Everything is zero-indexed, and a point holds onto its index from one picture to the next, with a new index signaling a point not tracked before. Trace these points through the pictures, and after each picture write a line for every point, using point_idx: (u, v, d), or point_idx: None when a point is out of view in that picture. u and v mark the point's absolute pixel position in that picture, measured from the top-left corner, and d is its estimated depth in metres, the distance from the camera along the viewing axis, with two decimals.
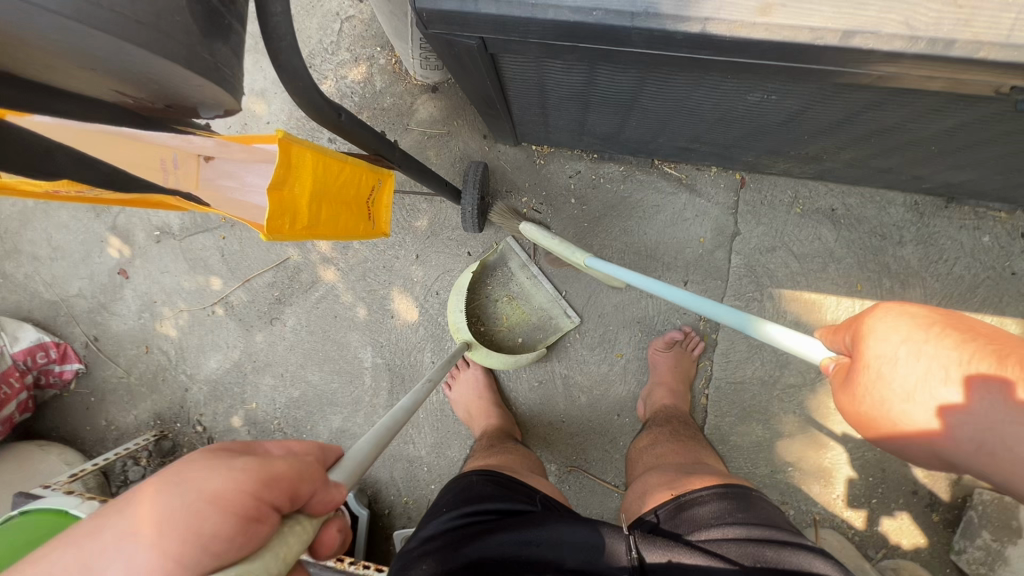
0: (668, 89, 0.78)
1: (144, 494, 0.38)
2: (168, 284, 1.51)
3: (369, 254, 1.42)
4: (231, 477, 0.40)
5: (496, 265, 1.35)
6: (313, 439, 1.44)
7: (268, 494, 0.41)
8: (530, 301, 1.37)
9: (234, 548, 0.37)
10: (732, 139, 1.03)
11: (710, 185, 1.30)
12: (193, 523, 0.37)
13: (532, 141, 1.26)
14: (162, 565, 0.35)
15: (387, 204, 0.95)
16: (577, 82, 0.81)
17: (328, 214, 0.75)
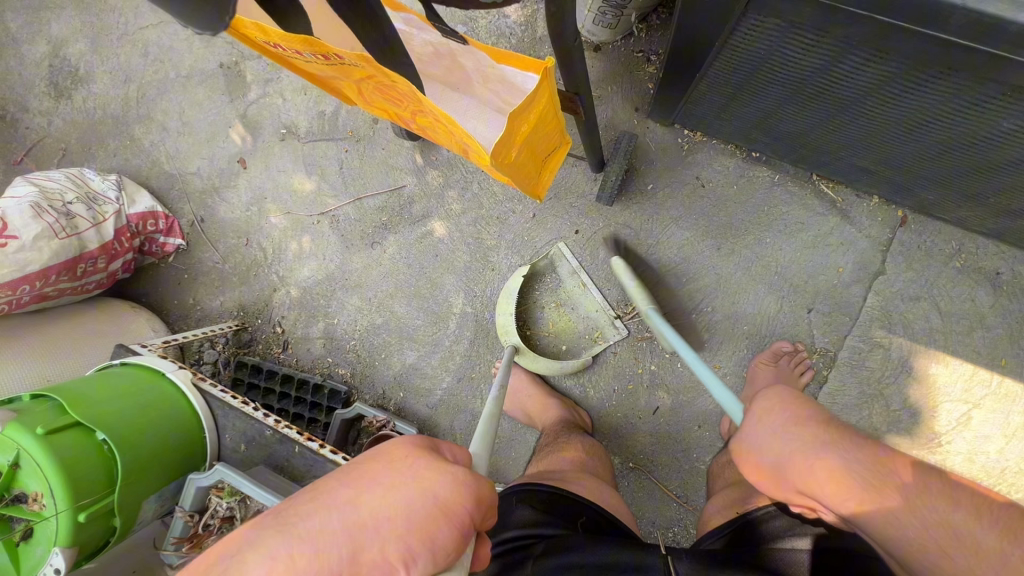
0: (914, 93, 0.70)
1: (391, 483, 0.44)
2: (281, 183, 1.52)
3: (485, 202, 1.39)
4: (453, 488, 0.45)
5: (546, 272, 1.35)
6: (384, 368, 1.44)
7: (478, 513, 0.46)
8: (579, 310, 1.33)
9: (447, 558, 0.43)
10: (932, 169, 0.93)
11: (866, 214, 1.20)
12: (430, 530, 0.42)
13: (691, 124, 1.19)
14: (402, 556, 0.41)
15: (552, 170, 0.89)
16: (808, 66, 0.74)
17: (520, 163, 0.71)
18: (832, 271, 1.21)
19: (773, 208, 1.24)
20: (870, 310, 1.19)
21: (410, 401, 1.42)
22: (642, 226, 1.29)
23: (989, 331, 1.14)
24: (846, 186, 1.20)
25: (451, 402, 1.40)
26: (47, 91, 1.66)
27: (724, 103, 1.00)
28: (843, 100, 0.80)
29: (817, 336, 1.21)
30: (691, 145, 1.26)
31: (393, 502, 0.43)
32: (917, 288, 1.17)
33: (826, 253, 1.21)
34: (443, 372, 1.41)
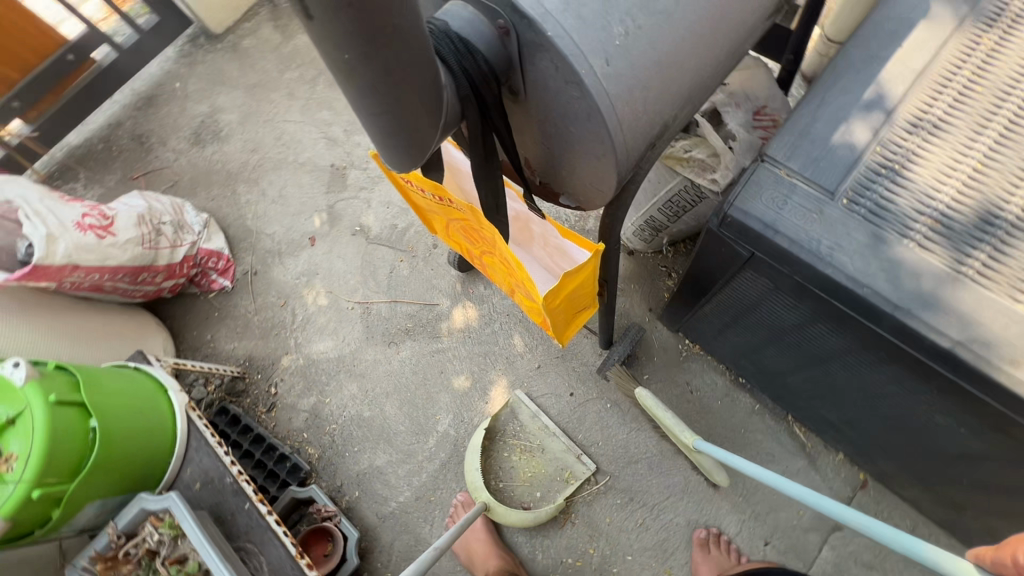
0: (867, 369, 0.87)
1: None
2: (335, 267, 1.73)
3: (501, 341, 1.54)
4: None
5: (507, 420, 1.44)
6: (351, 461, 1.47)
7: None
8: (545, 453, 1.40)
9: None
10: (886, 440, 1.06)
11: (831, 467, 1.30)
12: None
13: (692, 335, 1.38)
14: None
15: (577, 325, 1.01)
16: (787, 320, 0.93)
17: (555, 309, 0.83)
18: (793, 511, 1.26)
19: (748, 432, 1.35)
20: (823, 564, 1.22)
21: (364, 503, 1.42)
22: (629, 409, 1.40)
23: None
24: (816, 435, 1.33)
25: (402, 518, 1.39)
26: (188, 137, 2.01)
27: (721, 327, 1.19)
28: (814, 356, 0.98)
29: None
30: (689, 354, 1.44)
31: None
32: (870, 555, 1.21)
33: (790, 491, 1.28)
34: (406, 485, 1.43)
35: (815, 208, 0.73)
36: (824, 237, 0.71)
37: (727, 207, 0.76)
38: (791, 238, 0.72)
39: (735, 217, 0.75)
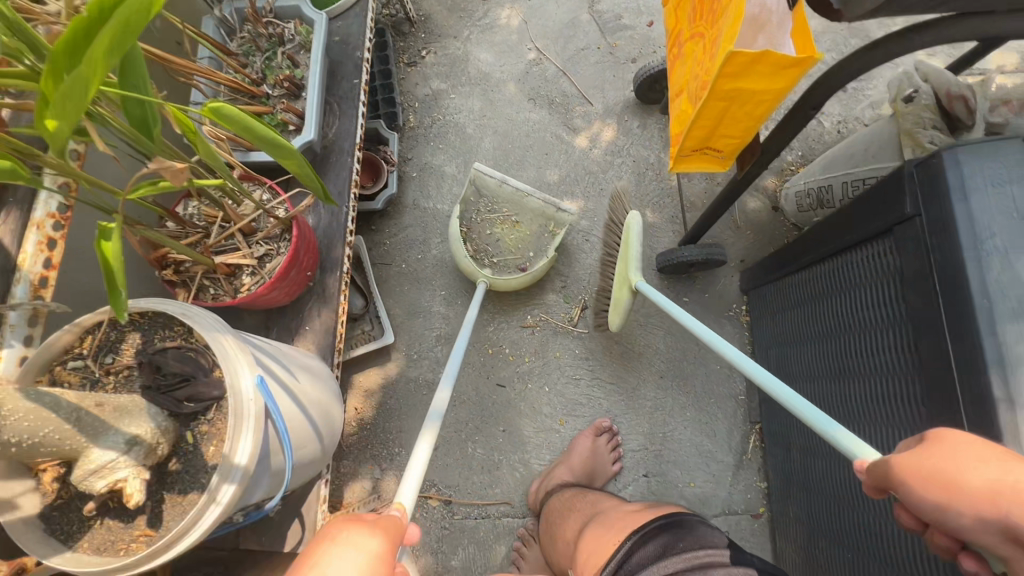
0: (881, 401, 0.83)
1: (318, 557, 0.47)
2: (545, 8, 1.69)
3: (609, 174, 1.52)
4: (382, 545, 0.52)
5: (478, 198, 1.47)
6: (431, 151, 1.57)
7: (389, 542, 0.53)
8: (522, 216, 1.47)
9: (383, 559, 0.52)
10: (822, 488, 1.04)
11: (744, 483, 1.30)
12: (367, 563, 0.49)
13: (755, 303, 1.33)
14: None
15: (692, 167, 0.98)
16: (862, 317, 0.88)
17: (712, 108, 0.79)
18: (686, 477, 1.30)
19: (714, 405, 1.35)
20: None
21: (412, 185, 1.55)
22: (649, 307, 1.41)
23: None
24: (762, 455, 1.31)
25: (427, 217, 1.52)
26: None
27: (792, 302, 1.14)
28: (846, 369, 0.94)
29: (626, 491, 1.30)
30: (735, 315, 1.39)
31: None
32: None
33: (699, 465, 1.31)
34: (448, 201, 1.53)
35: (1020, 209, 0.64)
36: (999, 236, 0.64)
37: (944, 149, 0.68)
38: (969, 213, 0.65)
39: (941, 160, 0.68)
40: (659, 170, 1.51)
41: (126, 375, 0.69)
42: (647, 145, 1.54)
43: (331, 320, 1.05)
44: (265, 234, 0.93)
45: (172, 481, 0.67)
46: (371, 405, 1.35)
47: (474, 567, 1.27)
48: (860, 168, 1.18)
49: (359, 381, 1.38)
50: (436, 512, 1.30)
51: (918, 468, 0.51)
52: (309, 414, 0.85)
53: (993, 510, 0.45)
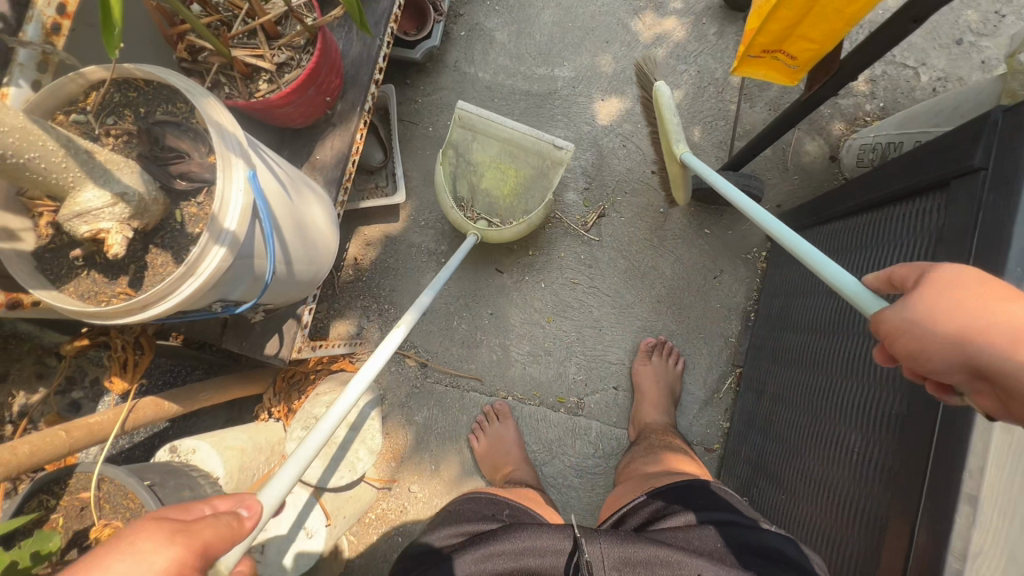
0: (873, 360, 0.81)
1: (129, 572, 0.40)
2: None
3: (667, 80, 1.40)
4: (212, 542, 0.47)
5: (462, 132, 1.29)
6: (485, 11, 1.45)
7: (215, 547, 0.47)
8: (517, 162, 1.31)
9: None
10: (781, 435, 1.05)
11: (707, 419, 1.31)
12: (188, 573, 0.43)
13: (777, 251, 1.26)
14: None
15: (756, 74, 0.92)
16: None
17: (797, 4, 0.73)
18: None
19: (702, 340, 1.34)
20: (622, 437, 1.31)
21: (457, 45, 1.44)
22: (667, 230, 1.35)
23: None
24: (733, 399, 1.31)
25: (464, 82, 1.43)
26: None
27: (815, 253, 1.08)
28: (850, 325, 0.90)
29: (593, 397, 1.33)
30: (752, 260, 1.33)
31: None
32: None
33: None
34: (490, 71, 1.43)
35: None
36: None
37: None
38: None
39: None
40: (722, 88, 1.38)
41: (125, 139, 0.69)
42: (718, 58, 1.39)
43: (343, 154, 1.03)
44: (287, 41, 0.89)
45: (157, 249, 0.69)
46: (369, 258, 1.36)
47: (434, 427, 1.34)
48: (939, 128, 1.03)
49: (362, 231, 1.37)
50: (410, 371, 1.36)
51: (957, 310, 0.52)
52: (303, 231, 0.86)
53: (974, 348, 0.50)
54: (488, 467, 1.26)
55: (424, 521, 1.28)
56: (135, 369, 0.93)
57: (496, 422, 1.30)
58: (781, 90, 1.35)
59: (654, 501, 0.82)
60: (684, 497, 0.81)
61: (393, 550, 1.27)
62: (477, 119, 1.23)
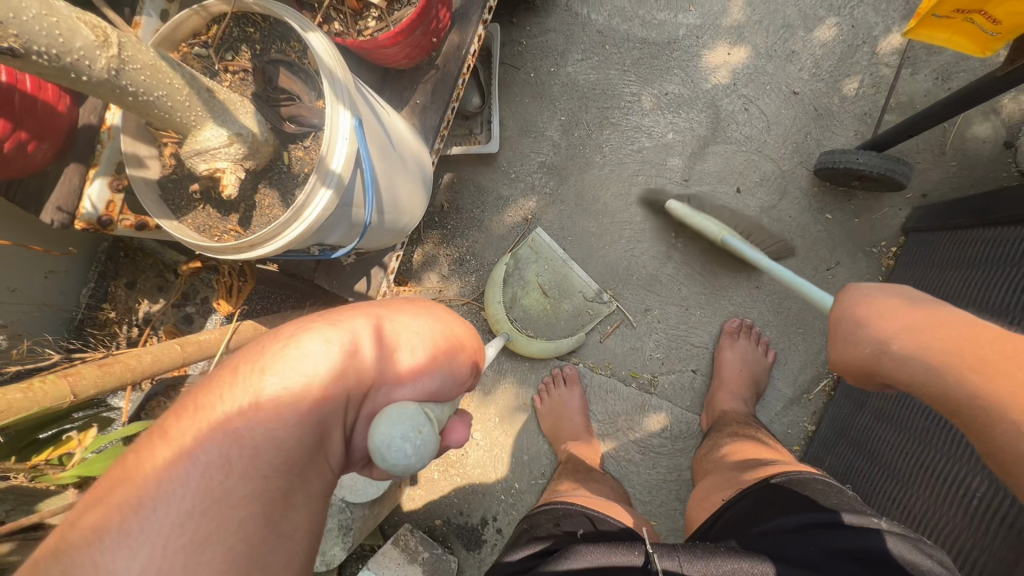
0: None
1: (395, 318, 0.50)
2: None
3: (811, 34, 1.21)
4: (458, 333, 0.55)
5: (523, 261, 1.29)
6: None
7: (460, 341, 0.54)
8: (565, 280, 1.28)
9: (440, 363, 0.50)
10: (882, 454, 0.95)
11: (791, 418, 1.22)
12: (433, 334, 0.51)
13: (913, 250, 1.10)
14: (412, 347, 0.48)
15: (940, 41, 0.79)
16: None
17: None
18: None
19: (801, 334, 1.22)
20: (692, 421, 1.26)
21: None
22: (779, 211, 1.22)
23: (678, 519, 1.22)
24: (825, 402, 1.20)
25: (577, 23, 1.31)
26: None
27: (961, 258, 0.95)
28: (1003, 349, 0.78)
29: (668, 376, 1.27)
30: (878, 255, 1.17)
31: (336, 373, 0.43)
32: None
33: None
34: (605, 12, 1.30)
35: None
36: None
37: None
38: None
39: None
40: (877, 49, 1.18)
41: (241, 77, 0.69)
42: (879, 11, 1.18)
43: (443, 99, 1.00)
44: None
45: (265, 189, 0.70)
46: (455, 205, 1.34)
47: (502, 380, 1.35)
48: None
49: (451, 177, 1.34)
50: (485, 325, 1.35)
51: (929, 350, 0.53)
52: (404, 189, 0.88)
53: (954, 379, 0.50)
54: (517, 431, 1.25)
55: (482, 468, 1.32)
56: (239, 294, 1.03)
57: (561, 387, 1.29)
58: (956, 56, 1.13)
59: (739, 505, 0.77)
60: (770, 498, 0.74)
61: (451, 488, 1.33)
62: (548, 246, 1.28)
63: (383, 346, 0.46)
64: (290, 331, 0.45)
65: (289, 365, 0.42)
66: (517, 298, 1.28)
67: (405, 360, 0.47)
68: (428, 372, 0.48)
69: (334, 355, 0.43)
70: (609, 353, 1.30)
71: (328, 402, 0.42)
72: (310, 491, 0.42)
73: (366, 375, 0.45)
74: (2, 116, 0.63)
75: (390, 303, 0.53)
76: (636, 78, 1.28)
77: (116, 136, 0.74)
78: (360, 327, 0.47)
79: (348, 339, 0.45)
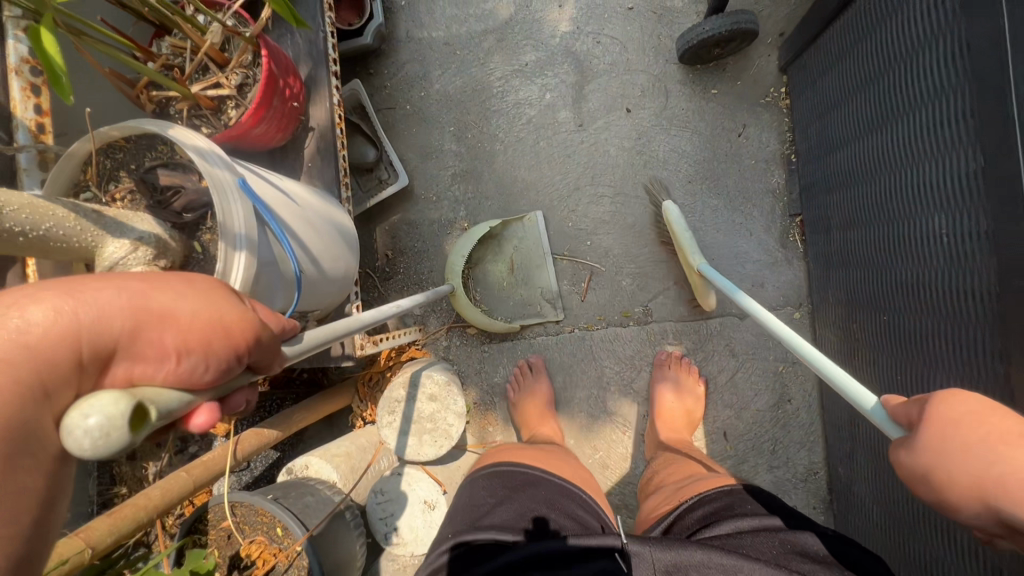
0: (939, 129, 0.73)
1: (161, 289, 0.44)
2: None
3: None
4: (246, 317, 0.47)
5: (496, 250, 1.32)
6: None
7: (246, 326, 0.47)
8: (534, 259, 1.30)
9: (198, 344, 0.43)
10: (858, 258, 0.97)
11: (780, 277, 1.23)
12: (207, 312, 0.45)
13: (798, 79, 1.16)
14: (173, 323, 0.42)
15: None
16: (926, 32, 0.74)
17: None
18: (719, 281, 1.25)
19: (752, 201, 1.25)
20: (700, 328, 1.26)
21: (402, 15, 1.41)
22: (673, 109, 1.27)
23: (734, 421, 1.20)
24: (804, 249, 1.22)
25: (424, 47, 1.40)
26: None
27: (834, 57, 1.00)
28: (894, 106, 0.83)
29: (657, 300, 1.28)
30: (773, 102, 1.23)
31: (62, 337, 0.39)
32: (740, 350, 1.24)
33: (732, 269, 1.25)
34: (443, 26, 1.40)
35: None
36: None
37: None
38: None
39: None
40: None
41: (131, 198, 0.74)
42: None
43: (331, 152, 1.05)
44: (237, 63, 0.90)
45: None
46: (397, 248, 1.38)
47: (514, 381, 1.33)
48: None
49: (381, 227, 1.39)
50: (474, 340, 1.35)
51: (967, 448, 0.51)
52: (314, 229, 0.88)
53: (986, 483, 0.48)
54: (528, 408, 1.24)
55: None
56: None
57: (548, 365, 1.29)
58: None
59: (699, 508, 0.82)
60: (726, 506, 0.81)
61: None
62: (527, 225, 1.31)
63: (128, 322, 0.41)
64: (19, 294, 0.39)
65: (3, 329, 0.37)
66: (488, 294, 1.32)
67: (159, 339, 0.42)
68: (178, 353, 0.42)
69: (58, 318, 0.39)
70: (595, 306, 1.30)
71: (48, 370, 0.38)
72: (44, 455, 0.39)
73: (99, 345, 0.40)
74: None
75: (171, 273, 0.47)
76: (495, 65, 1.37)
77: None
78: (105, 294, 0.41)
79: (84, 302, 0.40)
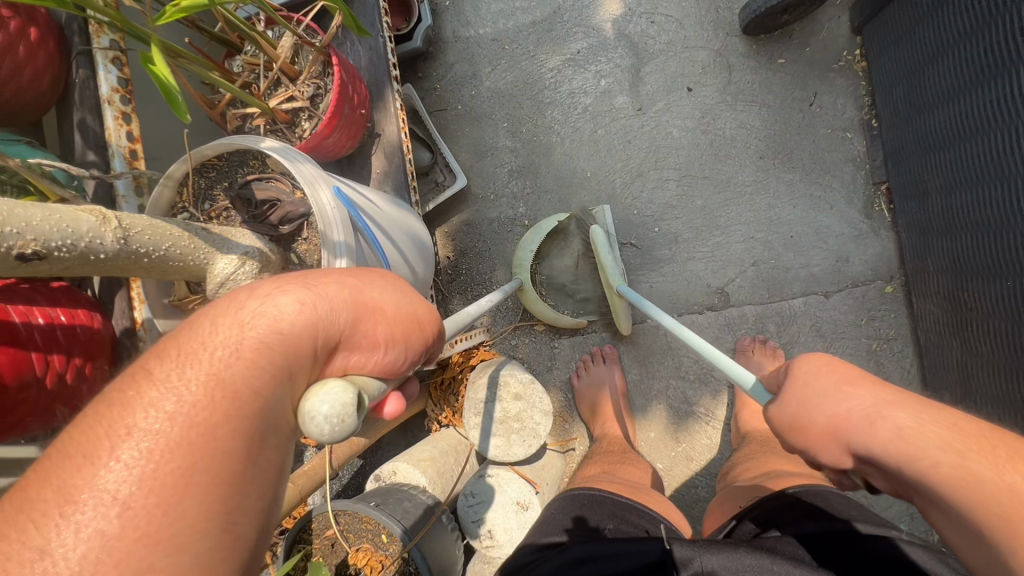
0: None
1: (369, 286, 0.46)
2: None
3: None
4: (429, 315, 0.50)
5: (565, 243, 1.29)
6: None
7: (427, 324, 0.50)
8: (600, 250, 1.27)
9: (397, 338, 0.46)
10: (965, 222, 0.91)
11: (867, 250, 1.17)
12: (402, 309, 0.47)
13: (876, 38, 1.09)
14: (381, 319, 0.45)
15: None
16: None
17: None
18: (800, 259, 1.19)
19: (829, 173, 1.18)
20: (782, 309, 1.20)
21: (448, 16, 1.41)
22: (736, 84, 1.22)
23: None
24: (891, 219, 1.15)
25: (472, 45, 1.39)
26: None
27: (925, 8, 0.94)
28: None
29: (733, 284, 1.22)
30: (847, 66, 1.17)
31: (311, 323, 0.40)
32: (828, 330, 1.18)
33: (813, 247, 1.19)
34: (489, 23, 1.38)
35: None
36: None
37: None
38: None
39: None
40: None
41: (226, 215, 0.75)
42: None
43: (398, 157, 1.05)
44: (308, 74, 0.91)
45: None
46: (459, 250, 1.37)
47: None
48: None
49: (441, 230, 1.38)
50: (543, 337, 1.33)
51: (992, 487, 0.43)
52: (408, 237, 0.93)
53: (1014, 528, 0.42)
54: (606, 404, 1.22)
55: None
56: None
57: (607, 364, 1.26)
58: None
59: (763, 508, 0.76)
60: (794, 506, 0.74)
61: None
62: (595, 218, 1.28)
63: (353, 313, 0.43)
64: (260, 286, 0.41)
65: (259, 317, 0.39)
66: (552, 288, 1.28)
67: (374, 331, 0.44)
68: (386, 345, 0.45)
69: (307, 308, 0.40)
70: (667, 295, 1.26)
71: (297, 356, 0.39)
72: (283, 438, 0.38)
73: (334, 335, 0.42)
74: (55, 353, 0.67)
75: (363, 269, 0.49)
76: (546, 57, 1.34)
77: (152, 328, 0.77)
78: (333, 288, 0.43)
79: (322, 293, 0.42)
